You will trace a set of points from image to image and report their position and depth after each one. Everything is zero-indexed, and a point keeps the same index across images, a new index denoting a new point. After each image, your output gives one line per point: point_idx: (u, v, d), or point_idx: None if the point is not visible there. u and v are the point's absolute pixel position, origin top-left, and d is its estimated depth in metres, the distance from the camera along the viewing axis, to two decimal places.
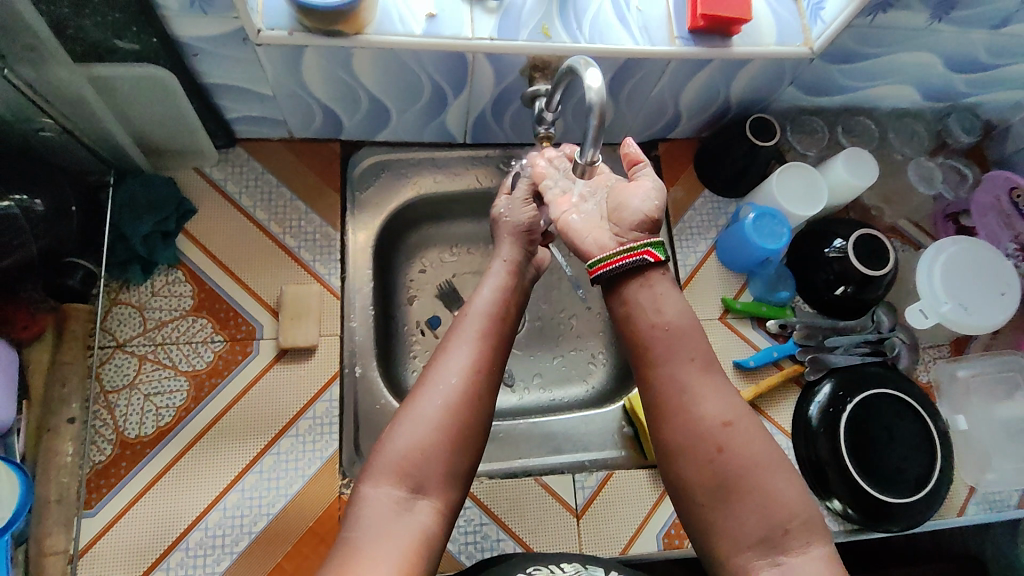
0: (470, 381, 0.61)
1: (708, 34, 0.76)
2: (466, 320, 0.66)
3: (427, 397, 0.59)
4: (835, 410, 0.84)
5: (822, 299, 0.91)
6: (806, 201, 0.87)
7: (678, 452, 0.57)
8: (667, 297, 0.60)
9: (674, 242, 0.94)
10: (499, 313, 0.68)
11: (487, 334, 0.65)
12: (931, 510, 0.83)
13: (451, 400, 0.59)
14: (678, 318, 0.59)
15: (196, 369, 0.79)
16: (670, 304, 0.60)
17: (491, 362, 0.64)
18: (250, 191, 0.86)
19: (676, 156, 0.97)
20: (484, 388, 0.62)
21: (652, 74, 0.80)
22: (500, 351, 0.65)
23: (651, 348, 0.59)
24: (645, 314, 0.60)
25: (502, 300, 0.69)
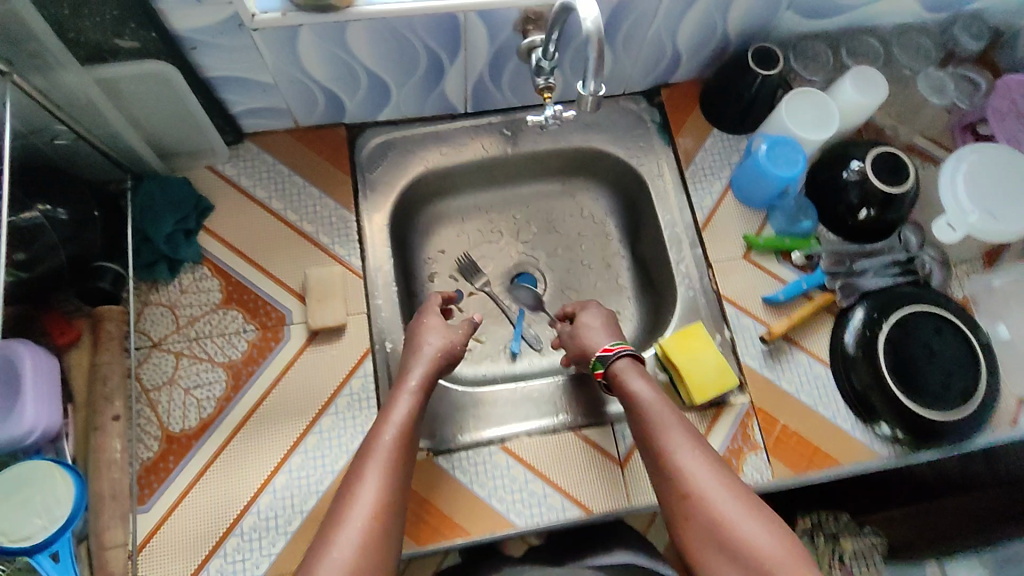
0: (379, 519, 0.61)
1: None
2: (375, 451, 0.66)
3: (340, 539, 0.59)
4: (871, 333, 0.83)
5: (846, 225, 0.89)
6: (818, 124, 0.87)
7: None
8: (685, 455, 0.65)
9: (688, 184, 0.94)
10: (406, 439, 0.69)
11: (392, 464, 0.66)
12: (979, 422, 0.81)
13: (364, 544, 0.59)
14: (669, 418, 0.69)
15: (231, 360, 0.80)
16: (697, 459, 0.65)
17: (396, 494, 0.64)
18: (265, 182, 0.87)
19: (680, 100, 0.97)
20: (389, 532, 0.62)
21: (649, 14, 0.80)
22: (404, 478, 0.67)
23: (660, 450, 0.67)
24: (649, 425, 0.70)
25: (409, 425, 0.70)
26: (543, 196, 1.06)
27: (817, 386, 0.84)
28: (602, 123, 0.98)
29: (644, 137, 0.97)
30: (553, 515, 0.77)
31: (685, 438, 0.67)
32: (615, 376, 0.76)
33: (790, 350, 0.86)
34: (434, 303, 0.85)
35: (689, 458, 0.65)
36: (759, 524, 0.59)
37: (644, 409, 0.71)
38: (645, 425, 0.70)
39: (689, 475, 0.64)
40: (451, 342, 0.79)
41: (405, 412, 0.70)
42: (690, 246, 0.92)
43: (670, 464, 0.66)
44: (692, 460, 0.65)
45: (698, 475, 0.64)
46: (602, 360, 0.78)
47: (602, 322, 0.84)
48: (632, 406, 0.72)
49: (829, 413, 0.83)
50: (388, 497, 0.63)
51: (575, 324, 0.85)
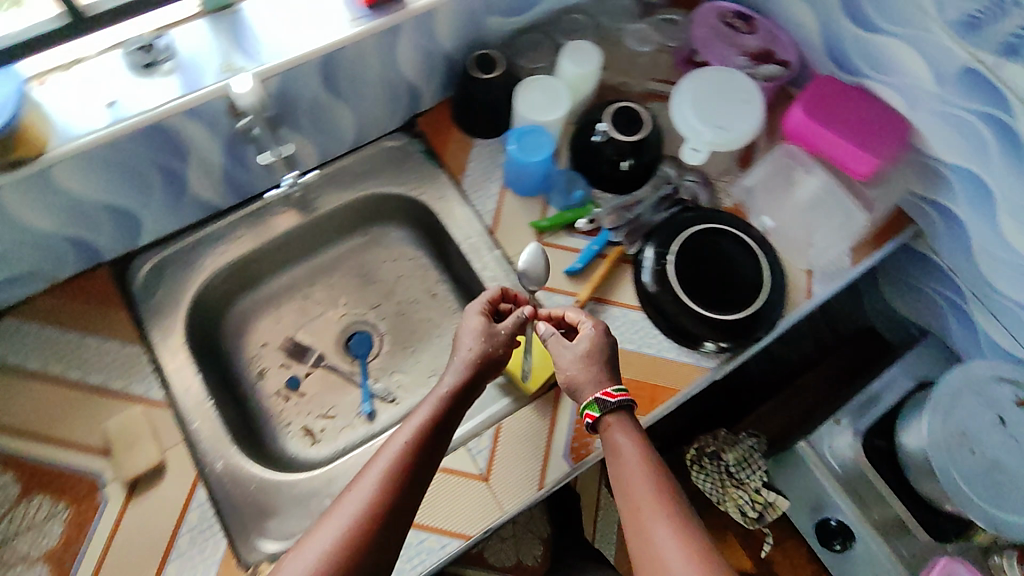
0: (372, 512, 0.62)
1: (382, 4, 0.81)
2: (384, 451, 0.67)
3: (327, 525, 0.61)
4: (661, 267, 0.88)
5: (613, 180, 0.95)
6: (551, 104, 0.92)
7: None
8: (659, 532, 0.64)
9: (468, 195, 0.96)
10: (421, 442, 0.68)
11: (402, 469, 0.65)
12: (778, 306, 0.88)
13: (343, 537, 0.60)
14: (645, 481, 0.67)
15: (50, 549, 0.74)
16: (668, 536, 0.63)
17: (399, 495, 0.64)
18: (36, 351, 0.82)
19: (437, 125, 1.00)
20: (378, 535, 0.61)
21: (356, 61, 0.83)
22: (420, 483, 0.66)
23: (636, 510, 0.66)
24: (625, 484, 0.68)
25: (426, 433, 0.68)
26: (349, 254, 1.05)
27: (636, 331, 0.88)
28: (370, 169, 0.99)
29: (415, 169, 0.99)
30: (435, 558, 0.75)
31: (658, 508, 0.65)
32: (600, 428, 0.73)
33: (604, 308, 0.90)
34: (479, 319, 0.79)
35: (663, 533, 0.63)
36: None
37: (624, 470, 0.69)
38: (623, 486, 0.69)
39: (661, 553, 0.62)
40: (495, 339, 0.78)
41: (414, 426, 0.69)
42: (489, 250, 0.94)
43: (645, 539, 0.64)
44: (666, 541, 0.63)
45: (668, 552, 0.62)
46: (600, 403, 0.73)
47: (591, 353, 0.76)
48: (619, 474, 0.69)
49: (655, 350, 0.87)
50: (393, 489, 0.63)
51: (556, 349, 0.78)
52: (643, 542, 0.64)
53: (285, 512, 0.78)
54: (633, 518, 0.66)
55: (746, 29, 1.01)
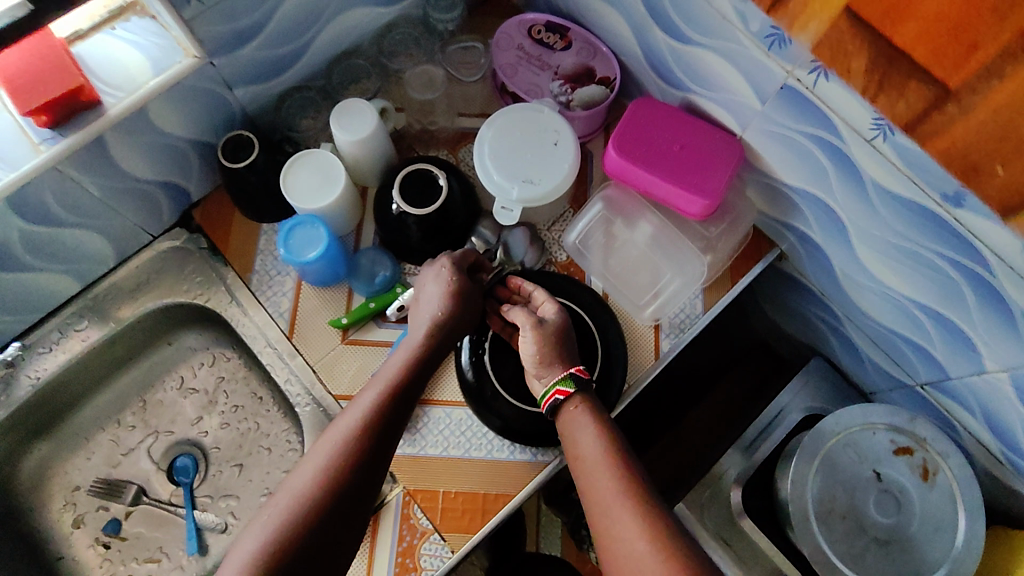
0: (302, 513, 0.59)
1: (73, 119, 0.68)
2: (327, 439, 0.64)
3: (251, 532, 0.58)
4: (477, 358, 0.78)
5: (422, 254, 0.83)
6: (326, 183, 0.79)
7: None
8: (624, 518, 0.58)
9: (259, 297, 0.85)
10: (375, 420, 0.65)
11: (342, 456, 0.62)
12: (617, 379, 0.76)
13: (273, 538, 0.57)
14: (603, 461, 0.63)
15: None
16: (630, 523, 0.58)
17: (335, 489, 0.60)
18: None
19: (213, 215, 0.87)
20: (307, 534, 0.58)
21: (66, 186, 0.71)
22: (364, 469, 0.62)
23: (592, 495, 0.62)
24: (583, 472, 0.64)
25: (387, 403, 0.66)
26: (160, 365, 0.94)
27: (461, 432, 0.77)
28: (148, 279, 0.88)
29: (200, 270, 0.88)
30: None
31: (616, 490, 0.61)
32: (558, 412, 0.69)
33: (423, 411, 0.78)
34: (440, 287, 0.74)
35: (624, 518, 0.58)
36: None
37: (584, 454, 0.65)
38: (582, 470, 0.64)
39: (621, 540, 0.57)
40: (456, 293, 0.73)
41: (373, 397, 0.66)
42: (288, 357, 0.82)
43: (603, 532, 0.59)
44: (627, 527, 0.58)
45: (626, 539, 0.57)
46: (573, 379, 0.69)
47: (560, 330, 0.72)
48: (581, 461, 0.65)
49: (484, 452, 0.76)
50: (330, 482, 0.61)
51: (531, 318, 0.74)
52: (604, 527, 0.59)
53: None
54: (595, 506, 0.61)
55: (560, 45, 0.87)
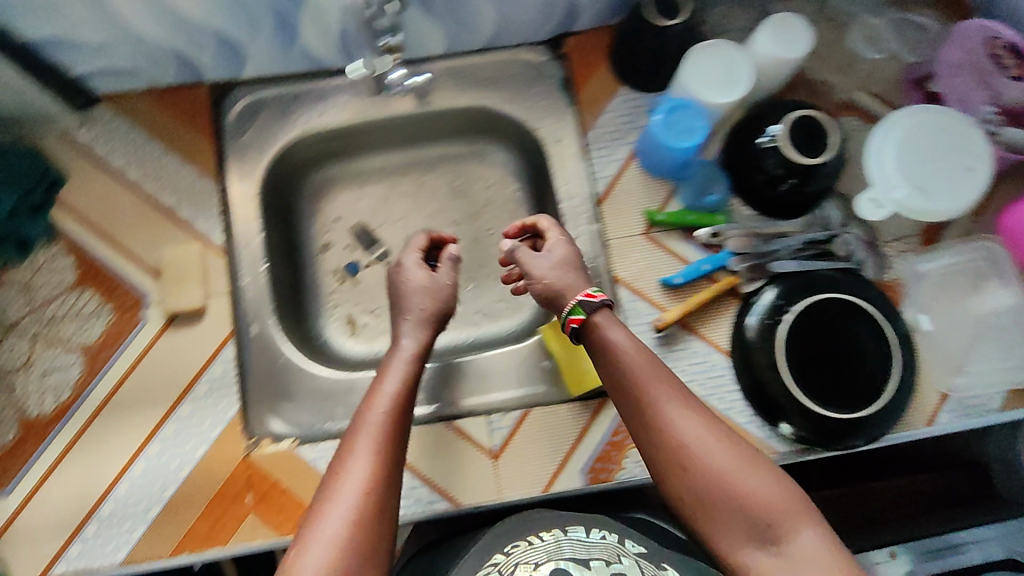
0: (374, 496, 0.56)
1: None
2: (360, 426, 0.61)
3: (335, 511, 0.55)
4: (773, 322, 0.75)
5: (762, 197, 0.79)
6: (727, 84, 0.74)
7: (738, 547, 0.55)
8: (675, 412, 0.59)
9: (588, 152, 0.83)
10: (400, 410, 0.63)
11: (384, 438, 0.60)
12: (889, 423, 0.75)
13: (354, 523, 0.54)
14: (637, 352, 0.63)
15: (88, 343, 0.77)
16: (688, 418, 0.58)
17: (394, 466, 0.59)
18: (122, 150, 0.81)
19: (587, 51, 0.86)
20: (387, 501, 0.57)
21: None
22: (401, 453, 0.61)
23: (637, 387, 0.61)
24: (615, 363, 0.63)
25: (403, 397, 0.65)
26: (450, 159, 0.98)
27: (711, 376, 0.78)
28: (497, 76, 0.86)
29: (545, 96, 0.85)
30: (419, 509, 0.74)
31: (675, 390, 0.61)
32: (591, 323, 0.65)
33: (686, 337, 0.78)
34: (417, 258, 0.78)
35: (679, 416, 0.59)
36: (759, 473, 0.56)
37: (627, 364, 0.62)
38: (605, 362, 0.64)
39: (674, 428, 0.58)
40: (443, 298, 0.75)
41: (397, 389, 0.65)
42: (588, 221, 0.82)
43: (667, 431, 0.59)
44: (683, 423, 0.59)
45: (691, 433, 0.58)
46: (584, 305, 0.65)
47: (566, 259, 0.70)
48: (611, 372, 0.63)
49: (723, 405, 0.78)
50: (380, 476, 0.58)
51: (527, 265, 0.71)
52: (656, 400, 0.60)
53: (297, 400, 0.79)
54: (659, 401, 0.60)
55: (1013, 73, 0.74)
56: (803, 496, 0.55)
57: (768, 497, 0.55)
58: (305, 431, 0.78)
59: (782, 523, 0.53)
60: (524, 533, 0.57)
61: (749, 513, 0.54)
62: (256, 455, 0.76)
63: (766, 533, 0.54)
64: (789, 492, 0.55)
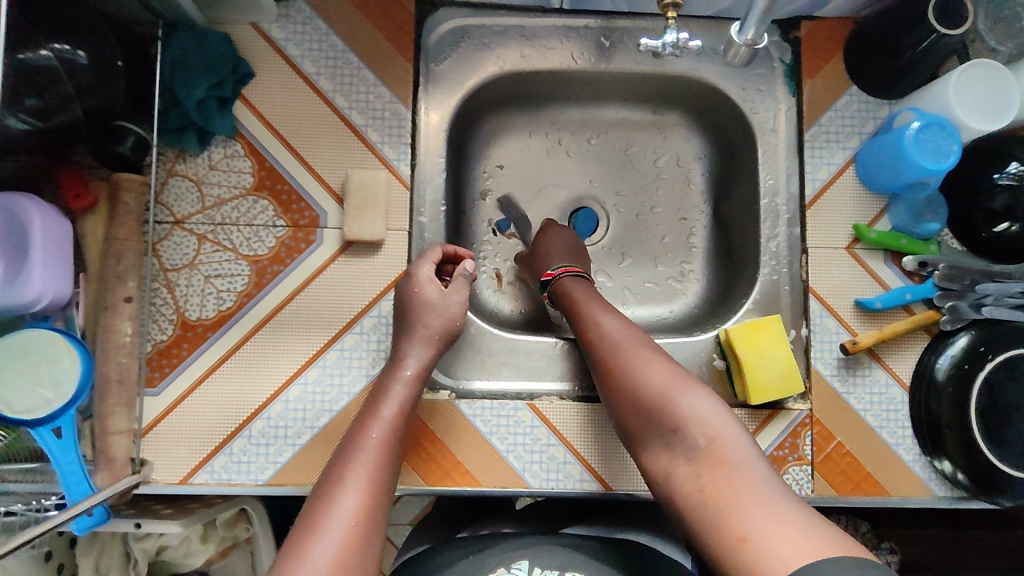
0: (368, 515, 0.54)
1: None
2: (361, 447, 0.58)
3: (332, 518, 0.52)
4: (971, 367, 0.71)
5: (977, 236, 0.75)
6: (989, 109, 0.70)
7: (670, 460, 0.58)
8: (652, 375, 0.61)
9: (803, 149, 0.78)
10: (395, 438, 0.61)
11: (381, 460, 0.58)
12: None
13: (351, 531, 0.52)
14: (624, 332, 0.66)
15: (257, 255, 0.73)
16: (643, 348, 0.64)
17: (384, 495, 0.57)
18: (313, 55, 0.75)
19: (821, 41, 0.79)
20: (376, 530, 0.54)
21: None
22: (392, 482, 0.59)
23: (601, 354, 0.66)
24: (599, 341, 0.67)
25: (400, 427, 0.62)
26: (628, 125, 0.91)
27: (887, 409, 0.75)
28: (715, 50, 0.80)
29: (765, 79, 0.80)
30: (570, 485, 0.73)
31: (619, 325, 0.67)
32: (568, 298, 0.74)
33: (869, 364, 0.75)
34: (432, 272, 0.71)
35: (632, 348, 0.64)
36: (697, 392, 0.59)
37: (600, 334, 0.67)
38: (588, 339, 0.68)
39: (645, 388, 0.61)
40: (450, 325, 0.71)
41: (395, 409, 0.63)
42: (787, 224, 0.78)
43: (614, 356, 0.64)
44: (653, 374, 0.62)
45: (635, 360, 0.63)
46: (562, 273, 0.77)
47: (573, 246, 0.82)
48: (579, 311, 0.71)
49: (892, 441, 0.74)
50: (374, 496, 0.55)
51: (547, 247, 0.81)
52: (625, 371, 0.63)
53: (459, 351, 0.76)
54: (616, 337, 0.66)
55: None
56: (739, 421, 0.57)
57: (689, 413, 0.57)
58: (461, 386, 0.77)
59: (695, 429, 0.56)
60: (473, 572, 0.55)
61: (689, 427, 0.57)
62: None
63: (694, 446, 0.56)
64: (721, 413, 0.57)
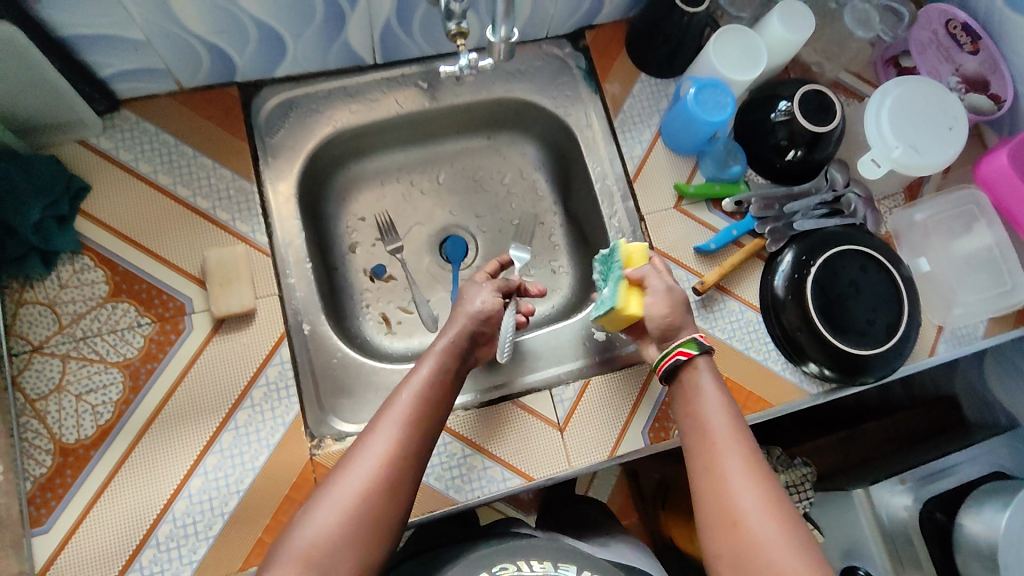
0: (386, 472, 0.58)
1: None
2: (392, 408, 0.62)
3: (347, 477, 0.57)
4: (801, 276, 0.82)
5: (773, 168, 0.88)
6: (745, 62, 0.82)
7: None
8: (757, 519, 0.57)
9: (617, 136, 0.88)
10: (429, 397, 0.64)
11: (409, 424, 0.61)
12: (900, 358, 0.83)
13: (364, 491, 0.57)
14: (724, 442, 0.63)
15: (127, 359, 0.72)
16: (751, 486, 0.60)
17: (416, 449, 0.61)
18: (146, 154, 0.76)
19: (606, 43, 0.90)
20: (399, 486, 0.58)
21: None
22: (426, 438, 0.62)
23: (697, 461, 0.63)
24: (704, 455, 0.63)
25: (438, 386, 0.65)
26: (468, 153, 0.98)
27: (747, 332, 0.85)
28: (523, 70, 0.90)
29: (570, 86, 0.90)
30: (494, 487, 0.75)
31: (728, 445, 0.63)
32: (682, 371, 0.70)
33: (721, 298, 0.85)
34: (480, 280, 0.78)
35: (741, 481, 0.60)
36: (795, 552, 0.55)
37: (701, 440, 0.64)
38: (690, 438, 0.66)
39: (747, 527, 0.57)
40: (490, 310, 0.73)
41: (427, 370, 0.66)
42: (622, 200, 0.87)
43: (722, 490, 0.60)
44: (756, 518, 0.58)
45: (747, 502, 0.59)
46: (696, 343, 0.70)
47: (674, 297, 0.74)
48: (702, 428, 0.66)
49: (760, 358, 0.84)
50: (404, 453, 0.60)
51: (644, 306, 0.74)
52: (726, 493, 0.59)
53: (358, 397, 0.79)
54: (732, 463, 0.62)
55: (968, 48, 0.88)
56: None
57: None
58: None
59: None
60: (513, 556, 0.57)
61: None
62: (321, 456, 0.74)
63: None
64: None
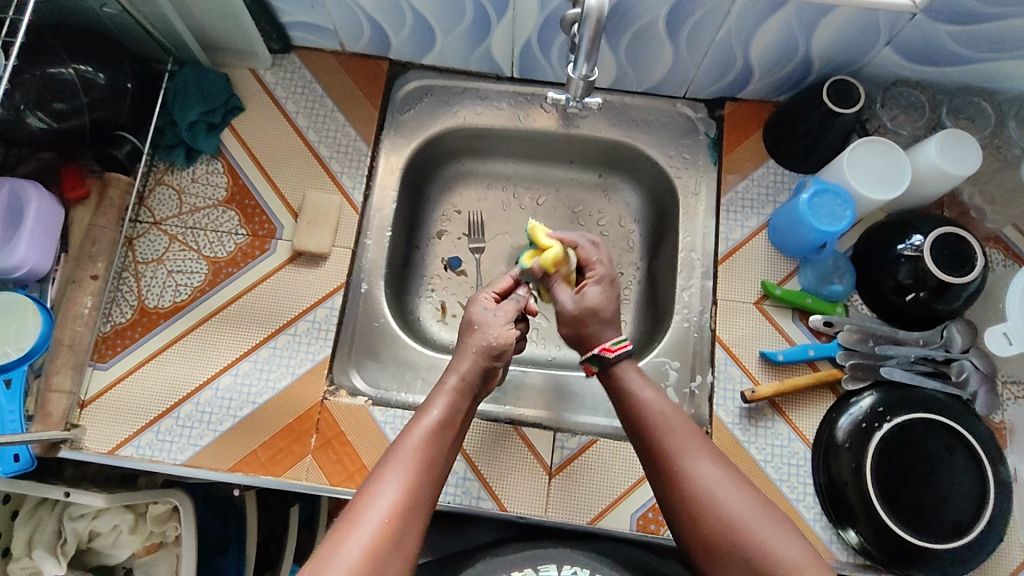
0: (399, 522, 0.55)
1: None
2: (402, 449, 0.60)
3: (358, 531, 0.53)
4: (869, 426, 0.73)
5: (885, 303, 0.78)
6: (882, 181, 0.76)
7: None
8: (732, 495, 0.59)
9: (720, 212, 0.85)
10: (441, 439, 0.62)
11: (419, 467, 0.59)
12: (964, 567, 0.70)
13: (373, 546, 0.53)
14: (668, 410, 0.65)
15: (216, 257, 0.83)
16: (707, 462, 0.61)
17: (424, 500, 0.58)
18: (296, 97, 0.88)
19: (742, 120, 0.88)
20: (409, 534, 0.55)
21: (715, 12, 0.73)
22: (433, 483, 0.59)
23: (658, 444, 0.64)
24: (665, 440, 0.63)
25: (448, 427, 0.63)
26: (574, 183, 0.98)
27: (788, 462, 0.76)
28: (649, 122, 0.90)
29: (690, 149, 0.89)
30: (465, 500, 0.74)
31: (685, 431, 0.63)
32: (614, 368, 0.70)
33: (772, 416, 0.78)
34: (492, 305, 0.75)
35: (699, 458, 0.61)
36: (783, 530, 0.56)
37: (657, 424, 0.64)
38: (631, 418, 0.67)
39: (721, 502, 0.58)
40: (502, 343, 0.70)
41: (440, 409, 0.64)
42: (701, 276, 0.84)
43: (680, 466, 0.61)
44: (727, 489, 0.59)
45: (710, 476, 0.60)
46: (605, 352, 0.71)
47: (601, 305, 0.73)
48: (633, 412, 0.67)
49: (793, 495, 0.75)
50: (415, 498, 0.57)
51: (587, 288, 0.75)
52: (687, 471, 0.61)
53: (382, 362, 0.82)
54: (671, 448, 0.63)
55: None
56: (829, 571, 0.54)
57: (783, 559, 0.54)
58: (380, 394, 0.81)
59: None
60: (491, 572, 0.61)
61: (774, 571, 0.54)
62: (331, 402, 0.79)
63: None
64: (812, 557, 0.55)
